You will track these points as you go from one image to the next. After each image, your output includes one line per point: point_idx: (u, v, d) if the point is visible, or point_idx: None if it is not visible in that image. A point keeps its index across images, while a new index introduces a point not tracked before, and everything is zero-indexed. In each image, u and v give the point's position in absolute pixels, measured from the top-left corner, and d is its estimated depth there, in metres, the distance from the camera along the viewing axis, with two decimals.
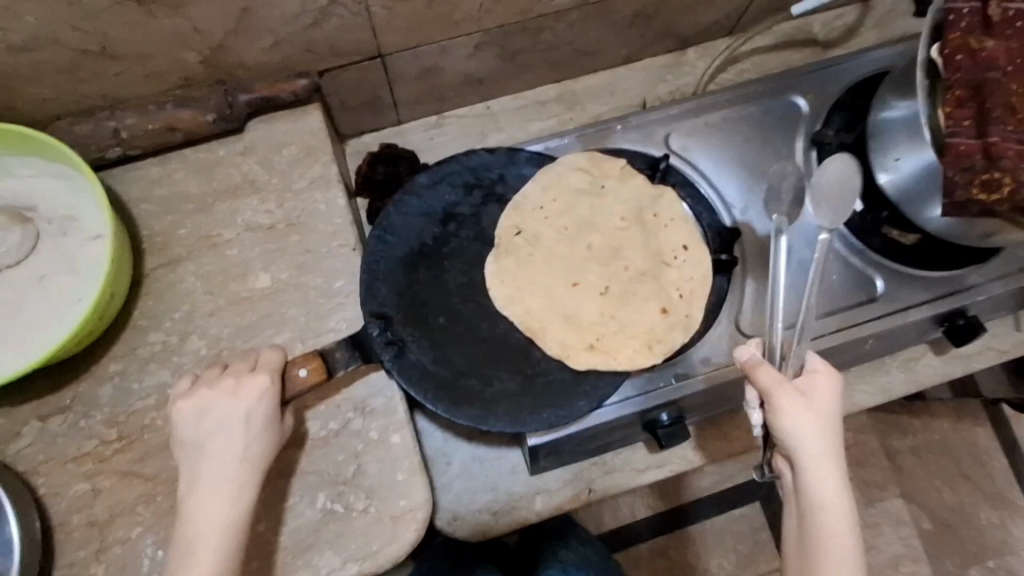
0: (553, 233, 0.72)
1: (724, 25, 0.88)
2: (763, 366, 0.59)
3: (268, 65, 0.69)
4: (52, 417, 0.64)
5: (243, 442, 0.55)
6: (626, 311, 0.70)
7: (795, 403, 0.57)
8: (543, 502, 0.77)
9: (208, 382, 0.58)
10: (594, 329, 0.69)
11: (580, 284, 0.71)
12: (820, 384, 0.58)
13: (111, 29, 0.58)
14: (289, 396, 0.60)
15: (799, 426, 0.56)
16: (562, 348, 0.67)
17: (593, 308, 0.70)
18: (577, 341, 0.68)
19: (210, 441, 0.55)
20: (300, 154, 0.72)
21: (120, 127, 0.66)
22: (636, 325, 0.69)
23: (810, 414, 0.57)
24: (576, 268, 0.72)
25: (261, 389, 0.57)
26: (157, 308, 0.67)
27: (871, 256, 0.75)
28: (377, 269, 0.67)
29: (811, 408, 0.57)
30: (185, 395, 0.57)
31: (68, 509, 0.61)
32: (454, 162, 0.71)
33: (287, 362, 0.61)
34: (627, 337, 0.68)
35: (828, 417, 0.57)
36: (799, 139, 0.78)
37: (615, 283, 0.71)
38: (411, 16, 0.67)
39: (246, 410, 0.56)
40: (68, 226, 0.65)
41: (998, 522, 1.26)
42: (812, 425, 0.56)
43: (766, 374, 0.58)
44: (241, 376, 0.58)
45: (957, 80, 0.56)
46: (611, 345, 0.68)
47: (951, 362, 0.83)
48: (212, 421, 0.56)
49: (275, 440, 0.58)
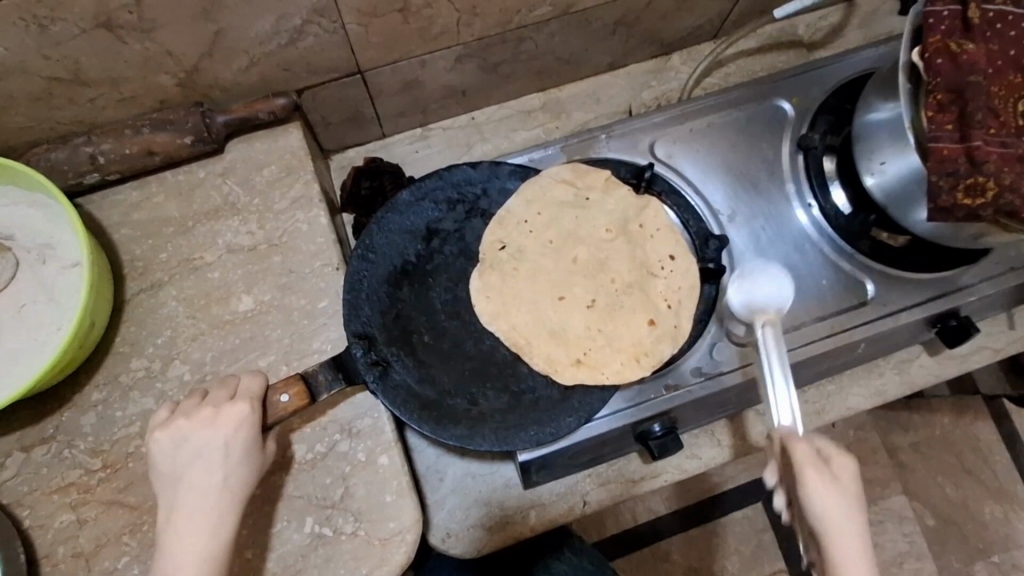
0: (538, 246, 0.71)
1: (707, 29, 0.87)
2: (797, 439, 0.57)
3: (246, 85, 0.68)
4: (34, 448, 0.63)
5: (222, 473, 0.55)
6: (614, 322, 0.69)
7: (820, 479, 0.54)
8: (538, 516, 0.77)
9: (187, 411, 0.57)
10: (583, 341, 0.68)
11: (566, 298, 0.70)
12: (842, 463, 0.55)
13: (82, 56, 0.57)
14: (270, 422, 0.59)
15: (823, 503, 0.53)
16: (550, 363, 0.67)
17: (580, 321, 0.69)
18: (566, 355, 0.67)
19: (191, 471, 0.55)
20: (280, 174, 0.71)
21: (96, 153, 0.66)
22: (625, 337, 0.68)
23: (834, 492, 0.54)
24: (563, 281, 0.71)
25: (240, 417, 0.56)
26: (139, 334, 0.67)
27: (861, 259, 0.74)
28: (360, 289, 0.67)
29: (836, 487, 0.54)
30: (163, 425, 0.57)
31: (53, 540, 0.61)
32: (437, 177, 0.70)
33: (268, 388, 0.60)
34: (614, 350, 0.67)
35: (854, 498, 0.54)
36: (785, 144, 0.78)
37: (602, 295, 0.70)
38: (388, 32, 0.66)
39: (224, 439, 0.55)
40: (47, 255, 0.64)
41: (1002, 517, 1.25)
42: (836, 503, 0.53)
43: (798, 450, 0.56)
44: (219, 405, 0.57)
45: (938, 84, 0.55)
46: (601, 358, 0.67)
47: (946, 362, 0.82)
48: (193, 451, 0.55)
49: (258, 469, 0.57)
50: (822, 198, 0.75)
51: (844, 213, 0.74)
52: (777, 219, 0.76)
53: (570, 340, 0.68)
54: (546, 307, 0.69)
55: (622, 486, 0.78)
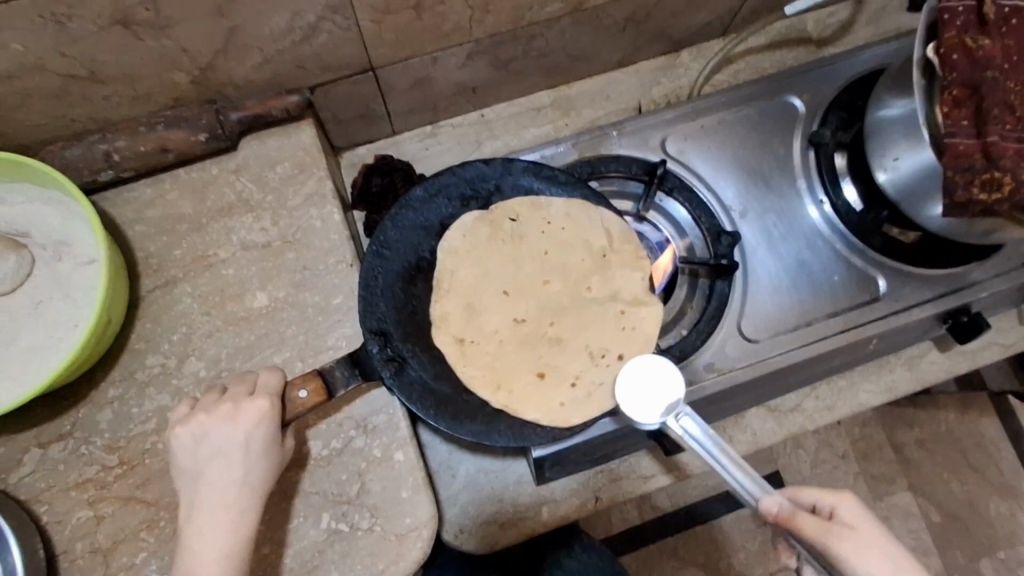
0: (534, 243, 0.72)
1: (717, 25, 0.87)
2: (797, 514, 0.54)
3: (259, 82, 0.68)
4: (51, 444, 0.63)
5: (242, 469, 0.55)
6: (566, 344, 0.70)
7: (847, 537, 0.51)
8: (550, 512, 0.77)
9: (206, 406, 0.57)
10: (519, 350, 0.69)
11: (547, 283, 0.72)
12: (852, 510, 0.53)
13: (98, 53, 0.57)
14: (289, 417, 0.59)
15: (868, 561, 0.50)
16: (480, 352, 0.69)
17: (541, 322, 0.71)
18: (484, 336, 0.69)
19: (210, 467, 0.55)
20: (293, 171, 0.71)
21: (111, 150, 0.66)
22: (557, 359, 0.69)
23: (867, 542, 0.51)
24: (523, 284, 0.72)
25: (260, 412, 0.57)
26: (154, 331, 0.67)
27: (872, 256, 0.75)
28: (375, 284, 0.66)
29: (862, 536, 0.51)
30: (183, 421, 0.57)
31: (71, 536, 0.61)
32: (449, 173, 0.70)
33: (286, 384, 0.60)
34: (551, 363, 0.69)
35: (887, 536, 0.52)
36: (796, 139, 0.78)
37: (563, 312, 0.71)
38: (400, 29, 0.66)
39: (244, 435, 0.56)
40: (63, 251, 0.64)
41: (1008, 513, 1.26)
42: (878, 548, 0.51)
43: (806, 523, 0.53)
44: (239, 400, 0.57)
45: (953, 80, 0.56)
46: (514, 367, 0.68)
47: (955, 358, 0.82)
48: (212, 448, 0.55)
49: (277, 465, 0.57)
50: (834, 194, 0.75)
51: (855, 209, 0.74)
52: (789, 216, 0.76)
53: (519, 324, 0.71)
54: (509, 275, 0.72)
55: (633, 482, 0.78)
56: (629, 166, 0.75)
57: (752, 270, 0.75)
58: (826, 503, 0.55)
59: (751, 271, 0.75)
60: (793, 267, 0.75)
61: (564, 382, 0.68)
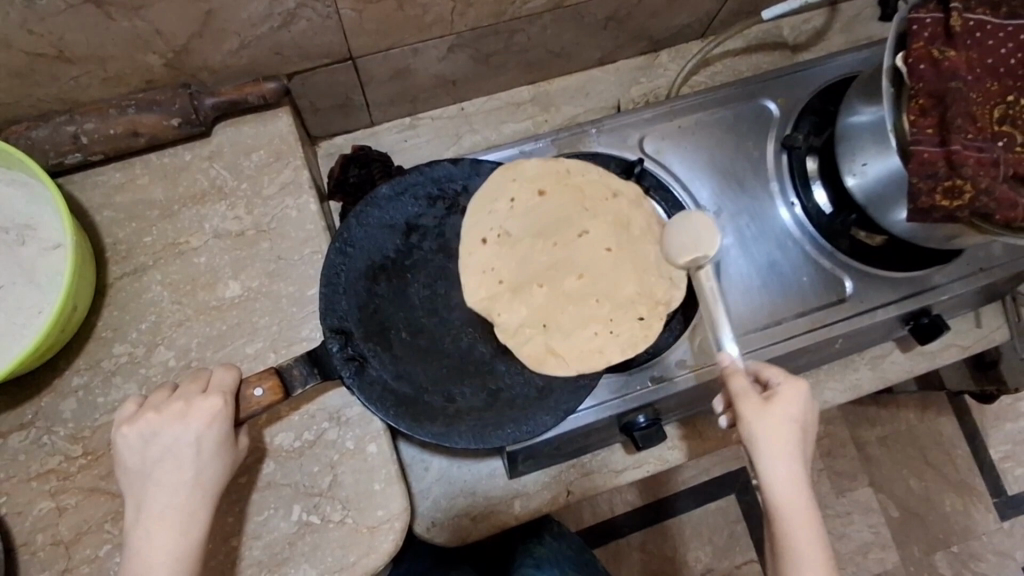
0: (610, 219, 0.69)
1: (695, 28, 0.88)
2: (737, 372, 0.59)
3: (235, 67, 0.67)
4: (11, 434, 0.62)
5: (192, 470, 0.55)
6: (534, 253, 0.69)
7: (759, 410, 0.57)
8: (522, 505, 0.78)
9: (155, 405, 0.57)
10: (533, 216, 0.69)
11: (582, 235, 0.69)
12: (789, 396, 0.57)
13: (68, 33, 0.55)
14: (243, 416, 0.58)
15: (759, 429, 0.56)
16: (492, 193, 0.69)
17: (551, 232, 0.69)
18: (529, 190, 0.70)
19: (156, 468, 0.55)
20: (268, 159, 0.70)
21: (80, 132, 0.64)
22: (530, 254, 0.69)
23: (770, 417, 0.56)
24: (576, 217, 0.69)
25: (214, 411, 0.56)
26: (121, 319, 0.65)
27: (840, 258, 0.77)
28: (337, 283, 0.65)
29: (773, 414, 0.56)
30: (130, 420, 0.56)
31: (32, 528, 0.60)
32: (416, 171, 0.68)
33: (241, 382, 0.59)
34: (535, 256, 0.69)
35: (793, 423, 0.57)
36: (771, 143, 0.79)
37: (573, 274, 0.68)
38: (383, 19, 0.66)
39: (196, 435, 0.55)
40: (26, 235, 0.62)
41: (962, 508, 1.30)
42: (774, 430, 0.56)
43: (736, 383, 0.59)
44: (190, 399, 0.56)
45: (920, 89, 0.58)
46: (526, 219, 0.69)
47: (916, 358, 0.85)
48: (158, 448, 0.55)
49: (227, 464, 0.57)
50: (804, 197, 0.77)
51: (825, 212, 0.76)
52: (762, 217, 0.78)
53: (562, 249, 0.69)
54: (573, 198, 0.70)
55: (605, 476, 0.79)
56: (606, 163, 0.76)
57: (725, 270, 0.76)
58: (776, 380, 0.59)
59: (725, 271, 0.76)
60: (763, 266, 0.76)
61: (492, 261, 0.68)
